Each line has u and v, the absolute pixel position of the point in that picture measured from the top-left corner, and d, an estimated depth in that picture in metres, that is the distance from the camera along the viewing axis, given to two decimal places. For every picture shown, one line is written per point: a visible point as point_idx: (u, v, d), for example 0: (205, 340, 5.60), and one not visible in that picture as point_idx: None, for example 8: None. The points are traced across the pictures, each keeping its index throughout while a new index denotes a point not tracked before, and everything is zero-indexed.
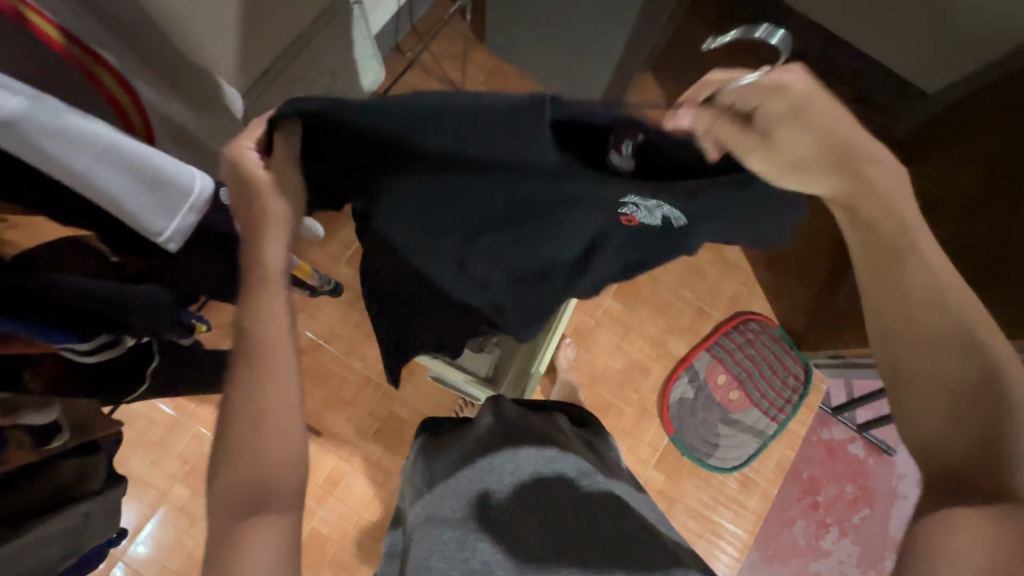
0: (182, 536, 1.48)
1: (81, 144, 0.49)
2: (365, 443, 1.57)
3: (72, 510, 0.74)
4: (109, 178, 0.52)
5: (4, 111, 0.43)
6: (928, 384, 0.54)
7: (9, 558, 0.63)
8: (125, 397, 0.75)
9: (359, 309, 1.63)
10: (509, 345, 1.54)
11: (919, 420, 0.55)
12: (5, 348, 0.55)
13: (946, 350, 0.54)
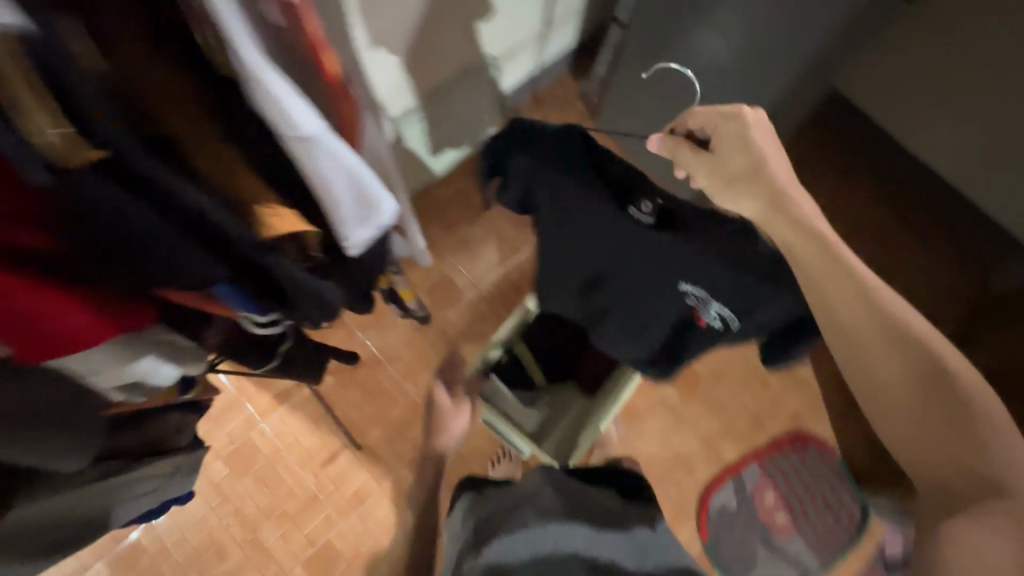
0: (209, 513, 1.52)
1: (337, 159, 0.53)
2: (397, 469, 1.58)
3: (166, 460, 0.80)
4: (341, 190, 0.56)
5: (301, 122, 0.47)
6: (899, 399, 0.61)
7: (107, 493, 0.69)
8: (244, 365, 0.80)
9: (425, 337, 1.68)
10: (558, 405, 1.57)
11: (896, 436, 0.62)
12: (194, 299, 0.56)
13: (897, 361, 0.61)
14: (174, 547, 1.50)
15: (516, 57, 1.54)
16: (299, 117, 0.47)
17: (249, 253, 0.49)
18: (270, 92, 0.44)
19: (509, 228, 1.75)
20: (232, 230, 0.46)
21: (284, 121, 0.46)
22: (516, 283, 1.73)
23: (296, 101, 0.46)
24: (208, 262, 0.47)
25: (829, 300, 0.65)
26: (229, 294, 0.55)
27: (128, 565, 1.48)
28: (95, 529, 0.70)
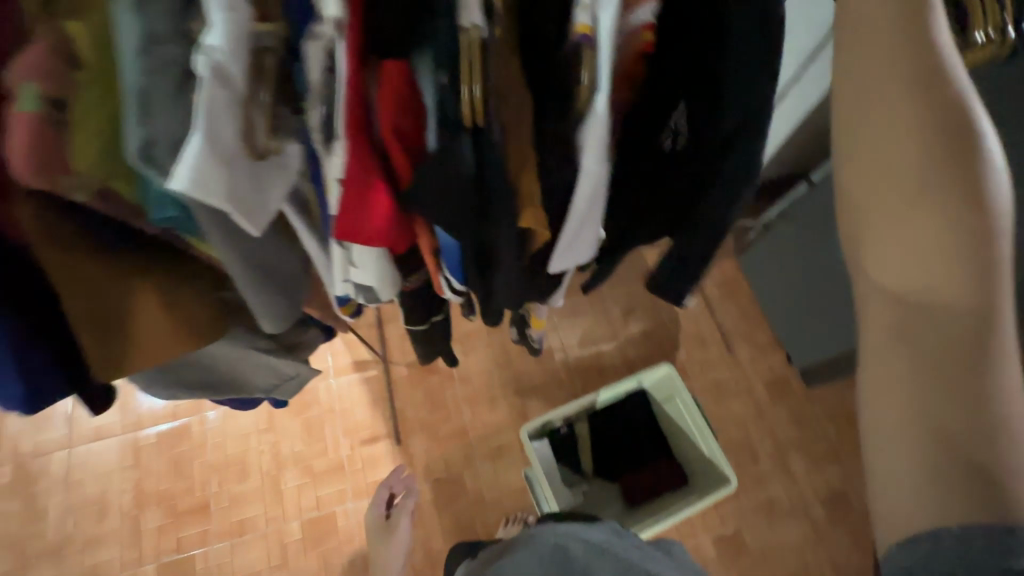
0: (252, 433, 1.56)
1: (594, 199, 0.49)
2: (422, 481, 1.55)
3: (294, 362, 0.77)
4: (577, 230, 0.52)
5: (595, 151, 0.45)
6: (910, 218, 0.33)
7: (237, 362, 0.69)
8: (406, 321, 0.71)
9: (500, 375, 1.67)
10: (594, 500, 1.55)
11: (883, 358, 0.36)
12: (422, 243, 0.54)
13: (913, 201, 0.33)
14: (208, 448, 1.54)
15: None
16: (597, 144, 0.45)
17: (486, 234, 0.48)
18: (595, 114, 0.44)
19: (619, 314, 1.74)
20: (494, 212, 0.46)
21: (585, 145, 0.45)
22: (605, 367, 1.68)
23: (604, 131, 0.44)
24: (449, 232, 0.47)
25: (850, 78, 0.36)
26: (450, 256, 0.54)
27: (167, 445, 1.53)
28: (209, 390, 0.69)
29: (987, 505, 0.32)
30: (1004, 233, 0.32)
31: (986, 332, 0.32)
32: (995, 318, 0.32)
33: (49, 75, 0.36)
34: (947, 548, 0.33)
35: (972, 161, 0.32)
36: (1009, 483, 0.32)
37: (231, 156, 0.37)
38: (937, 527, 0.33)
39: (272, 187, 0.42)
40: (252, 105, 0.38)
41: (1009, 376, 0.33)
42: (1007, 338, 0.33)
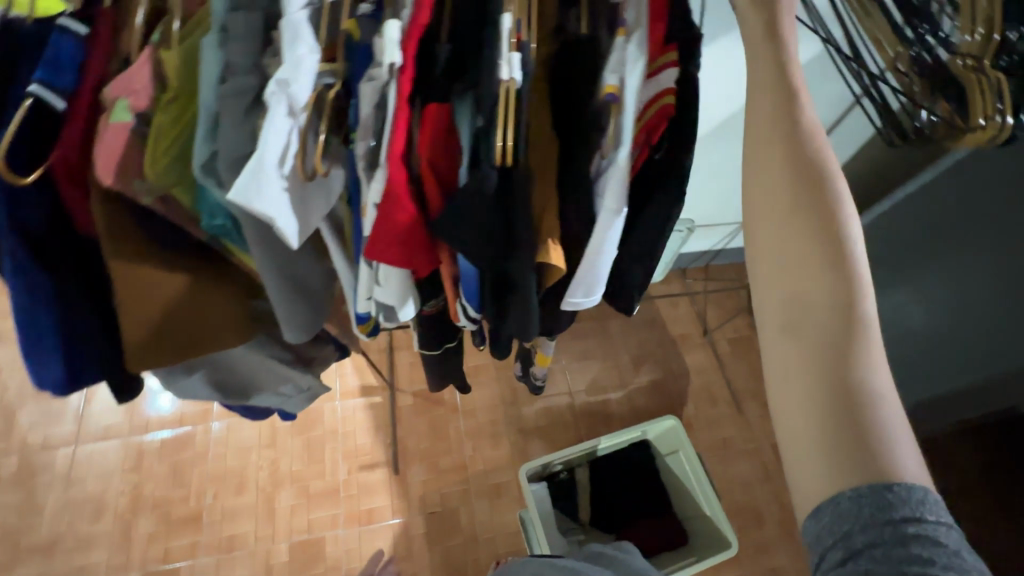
0: (254, 447, 1.57)
1: (611, 241, 0.53)
2: (416, 514, 1.52)
3: (306, 374, 0.79)
4: (594, 270, 0.55)
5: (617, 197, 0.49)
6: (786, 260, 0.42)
7: (253, 366, 0.72)
8: (421, 346, 0.74)
9: (504, 413, 1.67)
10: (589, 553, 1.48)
11: (784, 360, 0.40)
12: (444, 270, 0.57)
13: (790, 233, 0.41)
14: (209, 458, 1.55)
15: (711, 228, 1.63)
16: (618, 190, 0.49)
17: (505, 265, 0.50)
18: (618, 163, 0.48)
19: (628, 362, 1.74)
20: (515, 243, 0.48)
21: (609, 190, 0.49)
22: (610, 415, 1.67)
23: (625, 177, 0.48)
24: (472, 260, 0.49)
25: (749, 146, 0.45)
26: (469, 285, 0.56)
27: (170, 450, 1.55)
28: (223, 393, 0.71)
29: (866, 464, 0.34)
30: (855, 258, 0.40)
31: (849, 321, 0.38)
32: (856, 315, 0.38)
33: (140, 94, 0.41)
34: (844, 506, 0.34)
35: (825, 208, 0.41)
36: (885, 444, 0.34)
37: (284, 175, 0.41)
38: (837, 488, 0.34)
39: (315, 204, 0.46)
40: (308, 133, 0.43)
41: (875, 357, 0.37)
42: (871, 332, 0.38)
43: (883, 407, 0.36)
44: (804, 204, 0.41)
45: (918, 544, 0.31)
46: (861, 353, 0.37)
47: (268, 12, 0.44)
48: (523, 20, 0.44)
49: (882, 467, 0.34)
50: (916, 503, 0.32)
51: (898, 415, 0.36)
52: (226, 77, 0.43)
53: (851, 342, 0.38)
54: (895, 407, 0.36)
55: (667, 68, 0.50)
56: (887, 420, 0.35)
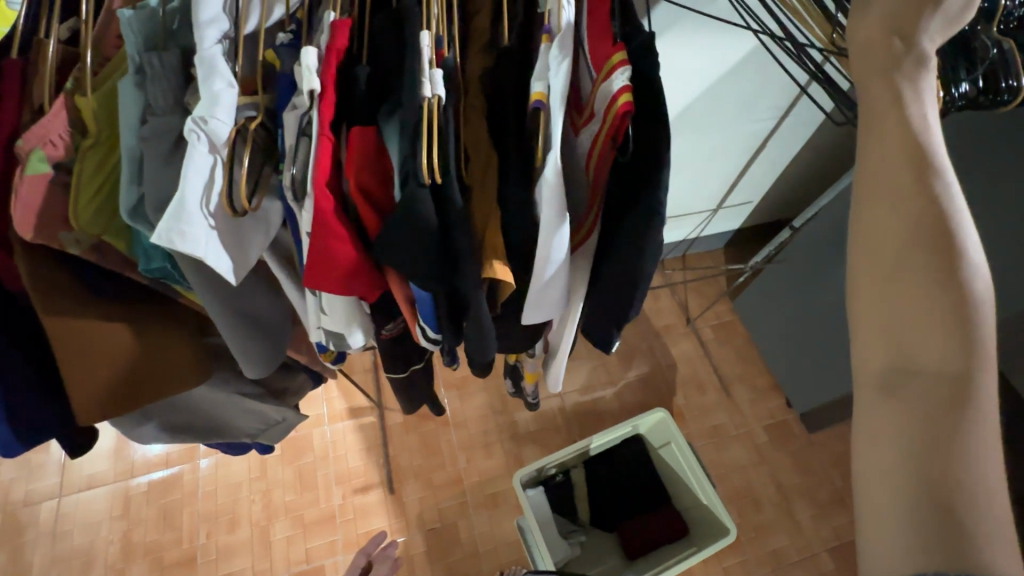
0: (244, 481, 1.55)
1: (556, 250, 0.51)
2: (414, 532, 1.51)
3: (279, 407, 0.78)
4: (545, 281, 0.54)
5: (554, 206, 0.48)
6: (898, 285, 0.35)
7: (219, 405, 0.71)
8: (386, 371, 0.73)
9: (496, 422, 1.66)
10: (592, 552, 1.52)
11: (878, 412, 0.34)
12: (397, 292, 0.56)
13: (907, 268, 0.34)
14: (199, 496, 1.52)
15: (682, 219, 1.65)
16: (553, 200, 0.48)
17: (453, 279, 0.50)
18: (546, 173, 0.47)
19: (615, 359, 1.74)
20: (460, 256, 0.48)
21: (545, 202, 0.48)
22: (602, 413, 1.67)
23: (557, 188, 0.47)
24: (419, 279, 0.49)
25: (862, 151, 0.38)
26: (425, 305, 0.55)
27: (159, 492, 1.52)
28: (190, 434, 0.71)
29: (958, 548, 0.29)
30: (982, 311, 0.33)
31: (966, 385, 0.32)
32: (978, 378, 0.32)
33: (57, 144, 0.41)
34: None
35: (952, 248, 0.34)
36: (977, 526, 0.30)
37: (210, 213, 0.41)
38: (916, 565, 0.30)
39: (252, 239, 0.46)
40: (233, 167, 0.42)
41: (988, 430, 0.32)
42: (989, 402, 0.32)
43: (989, 488, 0.31)
44: (935, 237, 0.34)
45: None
46: (973, 421, 0.32)
47: (186, 50, 0.44)
48: (443, 38, 0.45)
49: (970, 549, 0.29)
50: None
51: (1005, 501, 0.31)
52: (146, 119, 0.43)
53: (967, 410, 0.32)
54: (1003, 491, 0.31)
55: (618, 68, 0.48)
56: (989, 502, 0.30)
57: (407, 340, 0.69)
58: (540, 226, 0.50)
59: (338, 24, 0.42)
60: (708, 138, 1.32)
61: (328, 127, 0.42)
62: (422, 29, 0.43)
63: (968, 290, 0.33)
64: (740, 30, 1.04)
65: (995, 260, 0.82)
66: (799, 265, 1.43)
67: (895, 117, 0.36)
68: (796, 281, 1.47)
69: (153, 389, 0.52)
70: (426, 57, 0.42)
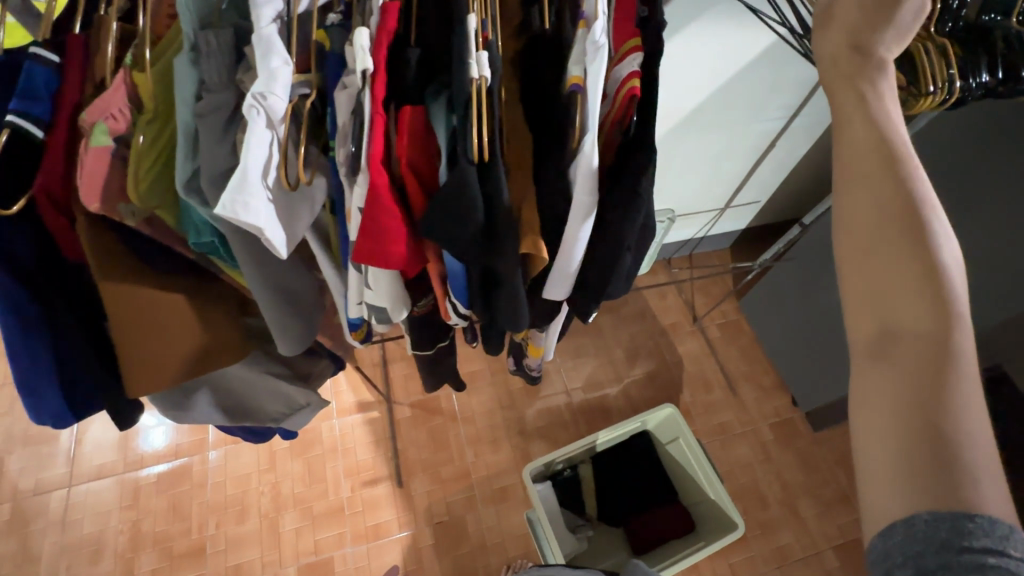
0: (253, 473, 1.55)
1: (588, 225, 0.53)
2: (422, 525, 1.52)
3: (305, 391, 0.79)
4: (573, 255, 0.56)
5: (590, 185, 0.50)
6: (872, 255, 0.37)
7: (252, 386, 0.73)
8: (410, 347, 0.75)
9: (503, 417, 1.67)
10: (600, 547, 1.52)
11: (869, 376, 0.36)
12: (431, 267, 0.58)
13: (882, 237, 0.37)
14: (209, 487, 1.52)
15: (690, 217, 1.66)
16: (590, 178, 0.50)
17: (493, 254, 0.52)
18: (582, 152, 0.49)
19: (621, 356, 1.75)
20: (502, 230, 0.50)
21: (581, 180, 0.50)
22: (609, 409, 1.68)
23: (593, 166, 0.49)
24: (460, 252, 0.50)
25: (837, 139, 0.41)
26: (459, 280, 0.57)
27: (168, 483, 1.52)
28: (221, 415, 0.71)
29: (947, 494, 0.31)
30: (954, 274, 0.35)
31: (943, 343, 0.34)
32: (955, 336, 0.34)
33: (118, 118, 0.42)
34: (917, 531, 0.31)
35: (924, 218, 0.36)
36: (969, 472, 0.31)
37: (268, 185, 0.42)
38: (909, 512, 0.31)
39: (301, 213, 0.47)
40: (287, 142, 0.43)
41: (967, 385, 0.33)
42: (969, 359, 0.34)
43: (978, 439, 0.32)
44: (906, 210, 0.36)
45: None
46: (955, 373, 0.33)
47: (238, 30, 0.45)
48: (487, 20, 0.46)
49: (962, 495, 0.30)
50: (1001, 538, 0.29)
51: (988, 451, 0.32)
52: (202, 95, 0.44)
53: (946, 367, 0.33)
54: (987, 441, 0.32)
55: (632, 53, 0.52)
56: (977, 451, 0.32)
57: (432, 319, 0.70)
58: (573, 206, 0.52)
59: (388, 5, 0.43)
60: (717, 137, 1.34)
61: (381, 104, 0.43)
62: (468, 11, 0.45)
63: (938, 257, 0.35)
64: (753, 29, 1.05)
65: (997, 255, 0.85)
66: (806, 264, 1.45)
67: (866, 109, 0.40)
68: (801, 279, 1.48)
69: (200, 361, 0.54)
70: (472, 40, 0.44)
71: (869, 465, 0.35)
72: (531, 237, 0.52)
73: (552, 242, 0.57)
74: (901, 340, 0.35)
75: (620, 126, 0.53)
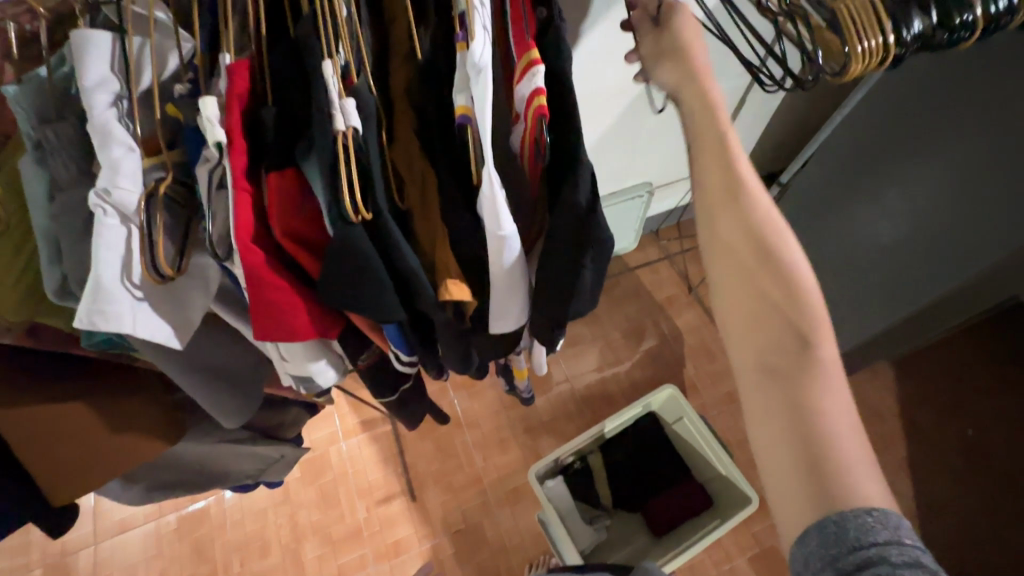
0: (269, 507, 1.56)
1: (509, 261, 0.49)
2: (441, 535, 1.52)
3: (274, 445, 0.77)
4: (503, 291, 0.52)
5: (504, 228, 0.46)
6: (740, 284, 0.45)
7: (211, 452, 0.72)
8: (376, 396, 0.72)
9: (508, 417, 1.65)
10: (618, 534, 1.52)
11: (759, 388, 0.41)
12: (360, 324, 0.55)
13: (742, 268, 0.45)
14: (228, 527, 1.54)
15: (671, 186, 1.60)
16: (504, 223, 0.46)
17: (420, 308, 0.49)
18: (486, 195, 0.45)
19: (619, 338, 1.71)
20: (415, 283, 0.46)
21: (495, 224, 0.46)
22: (612, 394, 1.65)
23: (502, 210, 0.45)
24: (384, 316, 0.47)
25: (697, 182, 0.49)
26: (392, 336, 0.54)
27: (187, 529, 1.53)
28: (188, 485, 0.72)
29: (833, 486, 0.35)
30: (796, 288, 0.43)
31: (805, 360, 0.40)
32: (811, 343, 0.41)
33: None
34: (827, 531, 0.34)
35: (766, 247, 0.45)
36: (849, 464, 0.36)
37: (133, 283, 0.39)
38: (824, 513, 0.35)
39: (189, 300, 0.44)
40: (154, 230, 0.40)
41: (833, 389, 0.39)
42: (826, 359, 0.40)
43: (846, 427, 0.38)
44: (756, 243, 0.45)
45: (903, 570, 0.32)
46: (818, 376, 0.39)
47: (83, 115, 0.41)
48: (351, 63, 0.43)
49: (853, 487, 0.35)
50: (894, 528, 0.33)
51: (858, 441, 0.37)
52: (55, 195, 0.41)
53: (812, 374, 0.40)
54: (861, 442, 0.38)
55: (530, 68, 0.45)
56: (849, 441, 0.37)
57: (382, 367, 0.67)
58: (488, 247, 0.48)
59: (233, 68, 0.40)
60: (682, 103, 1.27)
61: (242, 177, 0.40)
62: (324, 57, 0.41)
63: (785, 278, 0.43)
64: None
65: None
66: None
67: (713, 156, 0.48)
68: None
69: (116, 465, 0.56)
70: (332, 89, 0.40)
71: (776, 470, 0.38)
72: (449, 285, 0.49)
73: (479, 278, 0.53)
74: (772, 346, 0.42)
75: (540, 151, 0.50)
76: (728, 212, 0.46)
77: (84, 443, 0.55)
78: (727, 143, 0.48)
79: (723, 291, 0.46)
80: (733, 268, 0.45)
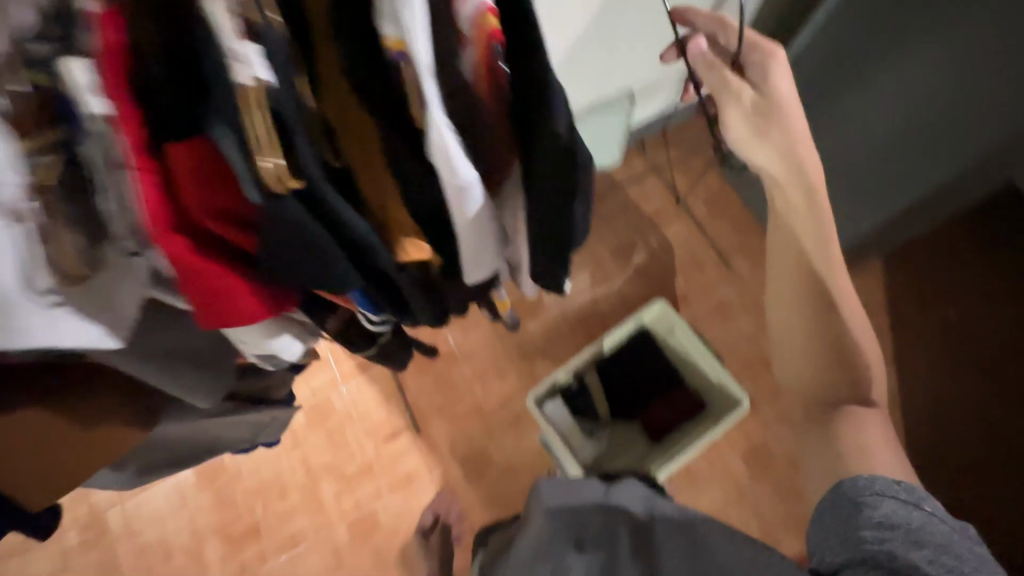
0: (280, 454, 1.62)
1: (464, 210, 0.46)
2: (450, 463, 1.60)
3: (265, 410, 0.79)
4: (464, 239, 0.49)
5: (460, 177, 0.43)
6: (818, 332, 0.61)
7: (200, 430, 0.72)
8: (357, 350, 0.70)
9: (503, 345, 1.66)
10: (616, 443, 1.60)
11: (838, 416, 0.62)
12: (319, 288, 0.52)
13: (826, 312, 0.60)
14: (244, 475, 1.60)
15: (653, 90, 1.48)
16: (457, 173, 0.42)
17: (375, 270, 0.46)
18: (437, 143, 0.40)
19: (608, 256, 1.68)
20: (363, 246, 0.43)
21: (449, 172, 0.42)
22: (604, 314, 1.65)
23: (455, 157, 0.41)
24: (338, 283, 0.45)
25: (775, 239, 0.63)
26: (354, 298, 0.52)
27: (204, 481, 1.59)
28: (182, 460, 0.74)
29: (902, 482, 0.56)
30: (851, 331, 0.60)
31: (851, 402, 0.62)
32: (861, 382, 0.62)
33: None
34: (842, 496, 0.56)
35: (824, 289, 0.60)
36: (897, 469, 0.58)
37: (44, 293, 0.37)
38: (882, 489, 0.54)
39: (117, 296, 0.42)
40: (53, 230, 0.37)
41: (875, 416, 0.62)
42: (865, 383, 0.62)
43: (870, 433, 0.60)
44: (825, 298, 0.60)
45: (895, 503, 0.53)
46: (858, 389, 0.62)
47: None
48: None
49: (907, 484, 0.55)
50: (921, 497, 0.54)
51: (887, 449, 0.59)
52: None
53: (847, 410, 0.62)
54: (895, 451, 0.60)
55: None
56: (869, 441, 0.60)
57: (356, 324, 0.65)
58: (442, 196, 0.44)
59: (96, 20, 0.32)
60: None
61: (140, 161, 0.35)
62: None
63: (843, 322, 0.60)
64: None
65: None
66: None
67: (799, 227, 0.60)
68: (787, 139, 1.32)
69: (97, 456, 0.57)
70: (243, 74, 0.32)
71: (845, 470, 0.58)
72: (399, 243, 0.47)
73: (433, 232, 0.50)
74: (835, 368, 0.61)
75: (498, 78, 0.42)
76: (810, 276, 0.60)
77: (51, 447, 0.53)
78: (817, 197, 0.58)
79: (803, 328, 0.62)
80: (808, 314, 0.61)
